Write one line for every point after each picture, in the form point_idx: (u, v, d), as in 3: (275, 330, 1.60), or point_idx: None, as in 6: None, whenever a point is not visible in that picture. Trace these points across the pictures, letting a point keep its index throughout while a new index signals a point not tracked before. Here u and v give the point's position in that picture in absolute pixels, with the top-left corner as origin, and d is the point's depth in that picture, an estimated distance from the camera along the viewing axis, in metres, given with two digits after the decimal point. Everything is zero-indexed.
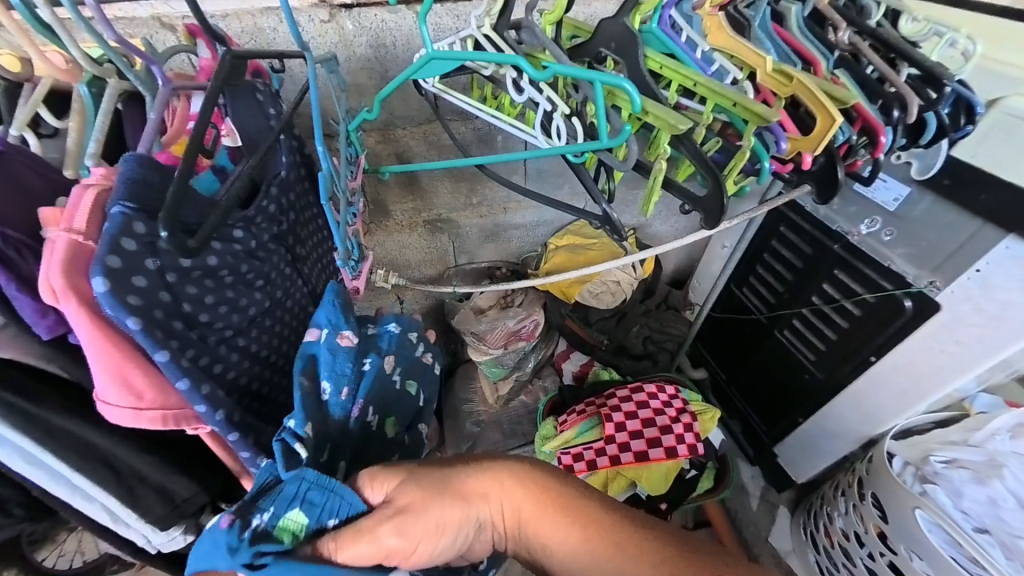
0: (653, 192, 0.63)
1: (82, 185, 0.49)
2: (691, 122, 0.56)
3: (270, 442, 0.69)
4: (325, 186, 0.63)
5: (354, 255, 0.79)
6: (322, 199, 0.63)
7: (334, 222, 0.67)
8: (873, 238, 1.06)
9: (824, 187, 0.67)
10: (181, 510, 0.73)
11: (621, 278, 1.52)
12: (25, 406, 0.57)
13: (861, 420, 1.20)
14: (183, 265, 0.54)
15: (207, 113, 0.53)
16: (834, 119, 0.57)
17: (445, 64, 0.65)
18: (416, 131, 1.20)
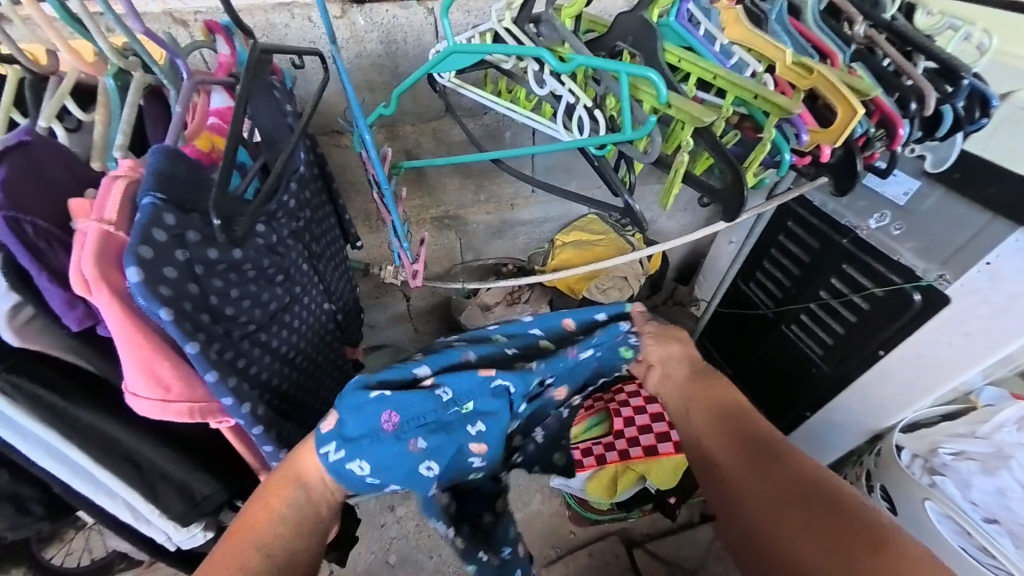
0: (673, 186, 0.63)
1: (110, 177, 0.49)
2: (715, 114, 0.57)
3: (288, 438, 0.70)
4: (383, 176, 0.78)
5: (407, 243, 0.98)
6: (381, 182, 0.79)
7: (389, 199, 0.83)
8: (882, 232, 1.07)
9: (841, 179, 0.67)
10: (201, 507, 0.72)
11: (627, 274, 1.51)
12: (52, 400, 0.57)
13: (868, 412, 1.23)
14: (210, 258, 0.54)
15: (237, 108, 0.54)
16: (855, 110, 0.58)
17: (464, 58, 0.65)
18: (425, 128, 1.20)
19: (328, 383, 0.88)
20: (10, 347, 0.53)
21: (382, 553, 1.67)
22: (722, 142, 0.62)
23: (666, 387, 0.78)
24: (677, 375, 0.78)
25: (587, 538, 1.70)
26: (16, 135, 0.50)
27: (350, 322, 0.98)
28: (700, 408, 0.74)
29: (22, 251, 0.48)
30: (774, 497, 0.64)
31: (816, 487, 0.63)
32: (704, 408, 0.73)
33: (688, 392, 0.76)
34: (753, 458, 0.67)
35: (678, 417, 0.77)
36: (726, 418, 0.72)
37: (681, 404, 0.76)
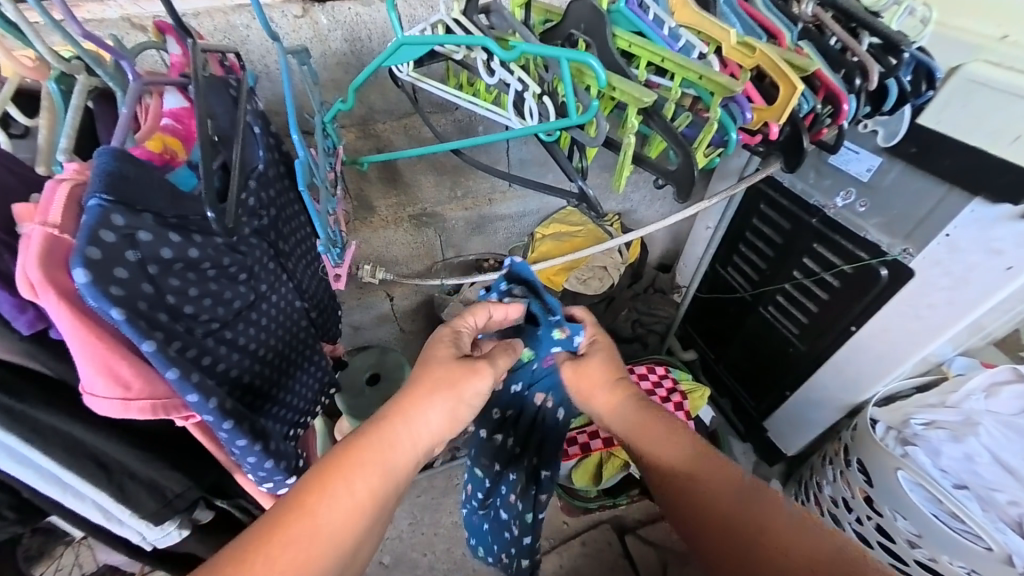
0: (623, 167, 0.62)
1: (55, 180, 0.48)
2: (656, 95, 0.57)
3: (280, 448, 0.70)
4: (301, 174, 0.61)
5: (337, 242, 0.76)
6: (299, 186, 0.61)
7: (312, 209, 0.65)
8: (848, 210, 1.09)
9: (790, 157, 0.68)
10: (176, 505, 0.65)
11: (607, 263, 1.54)
12: (7, 403, 0.51)
13: (844, 388, 1.27)
14: (164, 257, 0.53)
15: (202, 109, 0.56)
16: (795, 87, 0.59)
17: (417, 49, 0.65)
18: (397, 125, 1.21)
19: (305, 380, 0.88)
20: None
21: (378, 552, 1.70)
22: (674, 125, 0.63)
23: (621, 420, 0.80)
24: (625, 414, 0.80)
25: (580, 527, 1.73)
26: None
27: (325, 320, 0.98)
28: (677, 453, 0.73)
29: None
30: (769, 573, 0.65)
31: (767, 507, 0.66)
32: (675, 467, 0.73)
33: (642, 432, 0.77)
34: (708, 518, 0.69)
35: (647, 451, 0.76)
36: (682, 467, 0.72)
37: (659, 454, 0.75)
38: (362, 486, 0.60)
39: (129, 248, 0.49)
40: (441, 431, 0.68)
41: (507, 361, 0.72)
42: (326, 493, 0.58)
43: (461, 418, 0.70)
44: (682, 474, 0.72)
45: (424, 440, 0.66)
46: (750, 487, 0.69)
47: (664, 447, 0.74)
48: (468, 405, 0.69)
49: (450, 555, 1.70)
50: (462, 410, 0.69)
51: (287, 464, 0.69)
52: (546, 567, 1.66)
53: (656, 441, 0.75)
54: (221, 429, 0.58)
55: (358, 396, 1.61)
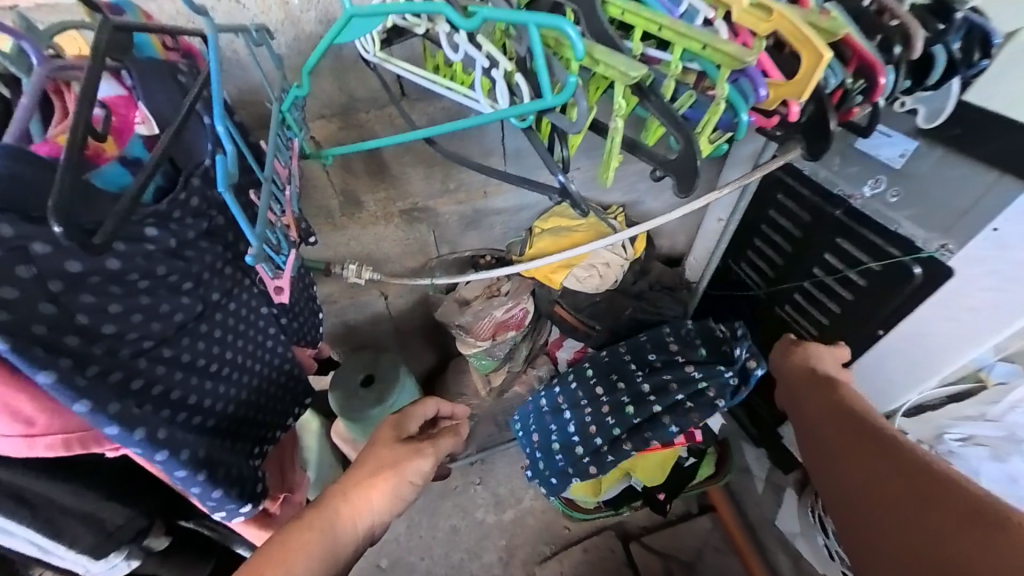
0: (611, 158, 0.53)
1: None
2: (646, 68, 0.47)
3: (240, 474, 0.64)
4: (221, 173, 0.50)
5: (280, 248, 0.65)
6: (220, 189, 0.51)
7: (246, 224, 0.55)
8: (878, 200, 0.98)
9: (814, 141, 0.58)
10: (119, 537, 0.59)
11: (610, 260, 1.42)
12: None
13: (869, 397, 1.16)
14: (72, 271, 0.46)
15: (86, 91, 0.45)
16: (821, 57, 0.48)
17: (373, 21, 0.56)
18: (381, 114, 1.12)
19: (275, 394, 0.82)
20: None
21: (374, 555, 1.67)
22: (674, 107, 0.53)
23: (799, 380, 1.00)
24: (795, 373, 1.02)
25: (583, 532, 1.68)
26: None
27: (303, 324, 0.91)
28: (818, 401, 0.94)
29: None
30: (870, 498, 0.80)
31: (871, 443, 0.83)
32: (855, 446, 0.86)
33: (804, 389, 0.98)
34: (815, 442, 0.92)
35: (801, 399, 0.98)
36: (826, 408, 0.92)
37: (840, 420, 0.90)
38: (320, 546, 0.66)
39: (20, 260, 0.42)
40: (381, 511, 0.75)
41: (446, 442, 0.88)
42: (285, 553, 0.63)
43: (398, 500, 0.78)
44: (821, 409, 0.93)
45: (374, 513, 0.75)
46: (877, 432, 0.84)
47: (813, 396, 0.95)
48: (408, 485, 0.79)
49: (448, 559, 1.66)
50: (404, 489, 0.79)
51: (241, 491, 0.63)
52: (546, 573, 1.61)
53: (812, 394, 0.96)
54: (156, 460, 0.53)
55: (352, 397, 1.57)
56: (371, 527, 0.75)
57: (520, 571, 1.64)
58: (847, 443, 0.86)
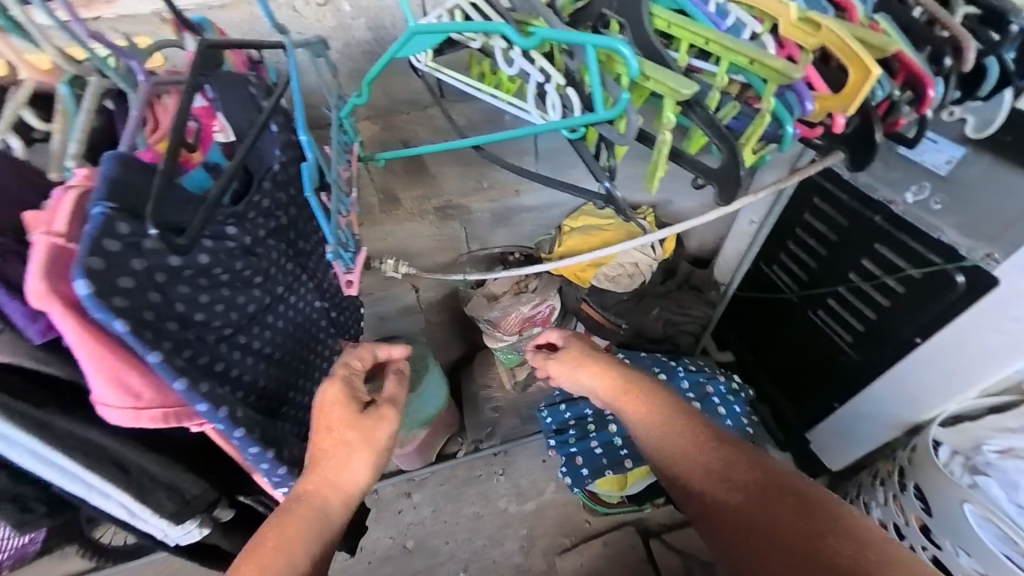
0: (656, 168, 0.56)
1: (64, 187, 0.47)
2: (696, 85, 0.50)
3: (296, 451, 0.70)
4: (306, 178, 0.58)
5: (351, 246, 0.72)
6: (306, 191, 0.59)
7: (324, 220, 0.63)
8: (920, 207, 0.97)
9: (858, 153, 0.59)
10: (193, 506, 0.65)
11: (639, 261, 1.45)
12: (25, 410, 0.51)
13: (904, 405, 1.15)
14: (172, 265, 0.53)
15: (184, 107, 0.52)
16: (870, 70, 0.49)
17: (433, 37, 0.59)
18: (420, 116, 1.17)
19: (323, 381, 0.87)
20: None
21: (400, 537, 1.74)
22: (717, 117, 0.55)
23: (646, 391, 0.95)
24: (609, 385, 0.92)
25: (602, 527, 1.72)
26: None
27: (348, 316, 0.96)
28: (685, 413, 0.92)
29: None
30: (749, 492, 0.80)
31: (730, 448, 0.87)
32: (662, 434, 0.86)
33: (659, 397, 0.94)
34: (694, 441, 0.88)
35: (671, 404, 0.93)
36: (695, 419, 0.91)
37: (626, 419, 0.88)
38: (302, 535, 0.62)
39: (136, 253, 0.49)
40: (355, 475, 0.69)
41: (399, 388, 0.78)
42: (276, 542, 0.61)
43: (368, 460, 0.70)
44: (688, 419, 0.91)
45: (347, 482, 0.69)
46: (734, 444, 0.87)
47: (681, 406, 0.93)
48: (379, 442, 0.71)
49: (471, 545, 1.72)
50: (370, 445, 0.71)
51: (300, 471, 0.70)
52: (566, 564, 1.65)
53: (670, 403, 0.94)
54: (234, 436, 0.59)
55: None
56: (348, 494, 0.69)
57: (540, 561, 1.68)
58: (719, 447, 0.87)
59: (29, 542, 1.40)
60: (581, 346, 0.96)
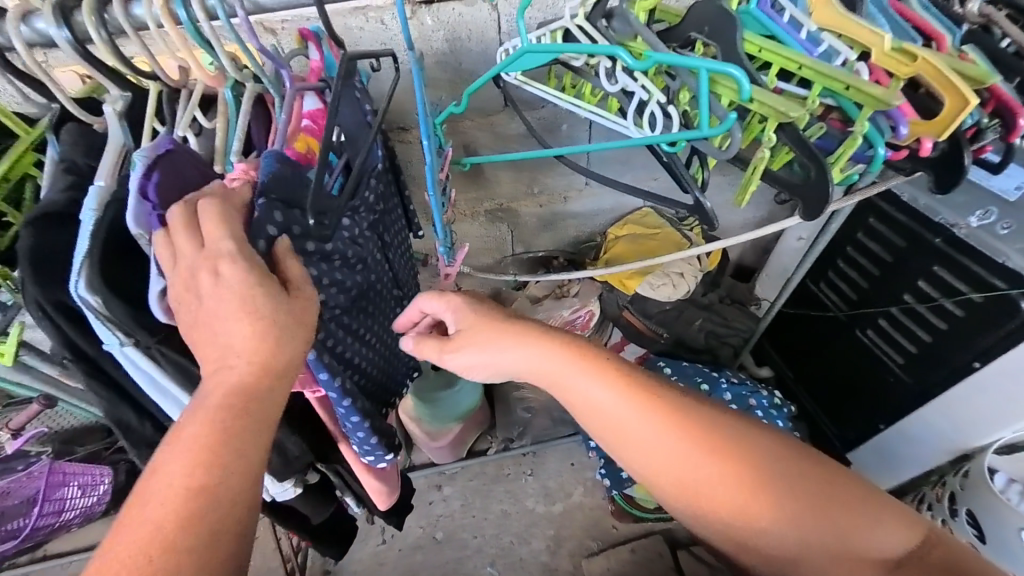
0: (751, 183, 0.63)
1: (232, 179, 0.57)
2: (803, 108, 0.55)
3: (381, 426, 0.77)
4: (432, 177, 0.71)
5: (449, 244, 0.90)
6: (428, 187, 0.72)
7: (437, 206, 0.75)
8: (985, 230, 0.96)
9: (944, 175, 0.62)
10: (293, 465, 0.78)
11: (684, 270, 1.47)
12: (190, 368, 0.63)
13: (957, 430, 1.13)
14: (307, 250, 0.61)
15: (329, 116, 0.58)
16: (967, 101, 0.53)
17: (538, 57, 0.65)
18: (484, 122, 1.23)
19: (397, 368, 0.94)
20: (156, 322, 0.58)
21: (430, 528, 1.79)
22: (807, 137, 0.59)
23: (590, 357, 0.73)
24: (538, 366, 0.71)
25: (630, 533, 1.73)
26: (161, 144, 0.54)
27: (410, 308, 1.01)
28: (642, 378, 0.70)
29: (168, 243, 0.53)
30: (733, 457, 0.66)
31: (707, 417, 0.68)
32: (646, 414, 0.67)
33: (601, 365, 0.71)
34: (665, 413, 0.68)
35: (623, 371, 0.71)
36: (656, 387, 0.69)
37: (590, 400, 0.69)
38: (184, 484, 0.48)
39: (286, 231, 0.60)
40: (252, 406, 0.53)
41: (293, 273, 0.56)
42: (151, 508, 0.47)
43: (266, 380, 0.54)
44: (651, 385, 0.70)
45: (241, 422, 0.52)
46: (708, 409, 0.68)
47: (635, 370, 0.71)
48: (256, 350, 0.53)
49: (499, 541, 1.75)
50: (271, 361, 0.54)
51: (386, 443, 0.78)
52: (593, 568, 1.67)
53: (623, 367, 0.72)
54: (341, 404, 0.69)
55: (424, 379, 1.70)
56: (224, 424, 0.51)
57: (567, 562, 1.71)
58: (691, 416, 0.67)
59: (94, 504, 1.45)
60: (496, 314, 0.76)
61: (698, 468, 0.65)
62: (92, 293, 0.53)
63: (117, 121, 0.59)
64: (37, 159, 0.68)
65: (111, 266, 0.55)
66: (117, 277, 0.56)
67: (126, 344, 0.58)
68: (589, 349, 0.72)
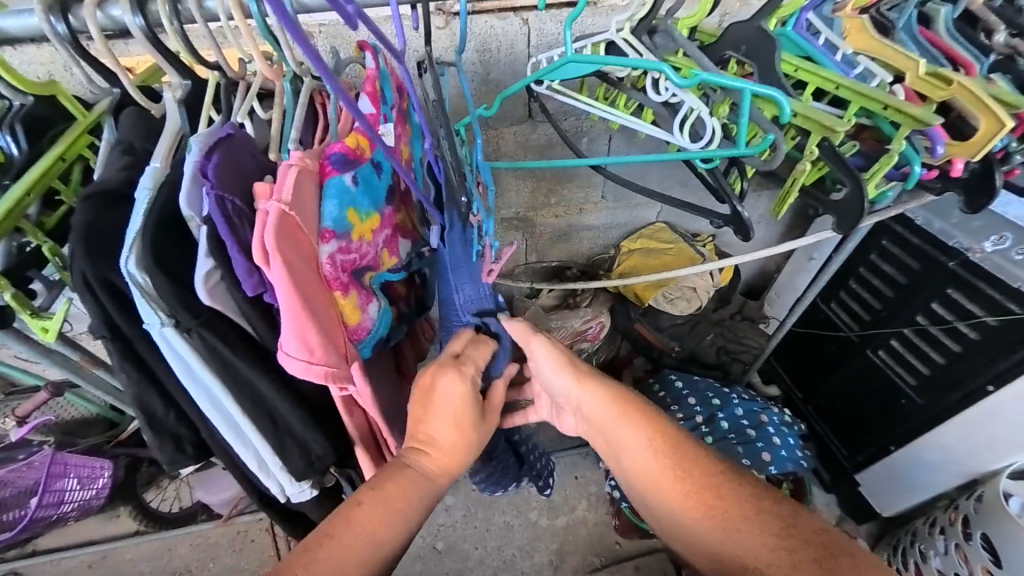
0: (789, 195, 0.68)
1: (286, 164, 0.57)
2: (847, 125, 0.58)
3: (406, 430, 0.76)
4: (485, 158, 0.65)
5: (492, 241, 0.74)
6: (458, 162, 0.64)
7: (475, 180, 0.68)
8: (1000, 256, 0.98)
9: (975, 196, 0.64)
10: (315, 467, 0.77)
11: (698, 285, 1.49)
12: (225, 353, 0.63)
13: (971, 454, 1.14)
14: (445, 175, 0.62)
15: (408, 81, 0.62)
16: (1003, 124, 0.55)
17: (582, 66, 0.68)
18: (508, 132, 1.25)
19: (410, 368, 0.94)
20: (202, 304, 0.59)
21: (431, 537, 1.75)
22: (842, 152, 0.63)
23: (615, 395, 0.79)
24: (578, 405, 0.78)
25: (634, 550, 1.71)
26: (223, 130, 0.57)
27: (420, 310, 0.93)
28: (658, 420, 0.76)
29: (223, 224, 0.54)
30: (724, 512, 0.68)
31: (707, 470, 0.71)
32: (657, 467, 0.72)
33: (619, 413, 0.76)
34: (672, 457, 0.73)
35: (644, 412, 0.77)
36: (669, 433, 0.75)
37: (613, 437, 0.76)
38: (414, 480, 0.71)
39: (349, 222, 0.63)
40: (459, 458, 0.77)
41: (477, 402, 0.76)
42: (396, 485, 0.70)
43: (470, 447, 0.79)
44: (667, 429, 0.75)
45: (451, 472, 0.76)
46: (714, 467, 0.72)
47: (653, 413, 0.77)
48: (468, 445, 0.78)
49: (501, 554, 1.72)
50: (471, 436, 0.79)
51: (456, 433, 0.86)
52: None
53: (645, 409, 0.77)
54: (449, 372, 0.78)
55: None
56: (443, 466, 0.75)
57: None
58: (697, 462, 0.72)
59: (91, 498, 1.42)
60: (559, 350, 0.77)
61: (698, 523, 0.69)
62: (141, 272, 0.55)
63: (177, 106, 0.60)
64: (91, 142, 0.70)
65: (161, 244, 0.56)
66: (167, 256, 0.57)
67: (166, 326, 0.59)
68: (619, 392, 0.78)
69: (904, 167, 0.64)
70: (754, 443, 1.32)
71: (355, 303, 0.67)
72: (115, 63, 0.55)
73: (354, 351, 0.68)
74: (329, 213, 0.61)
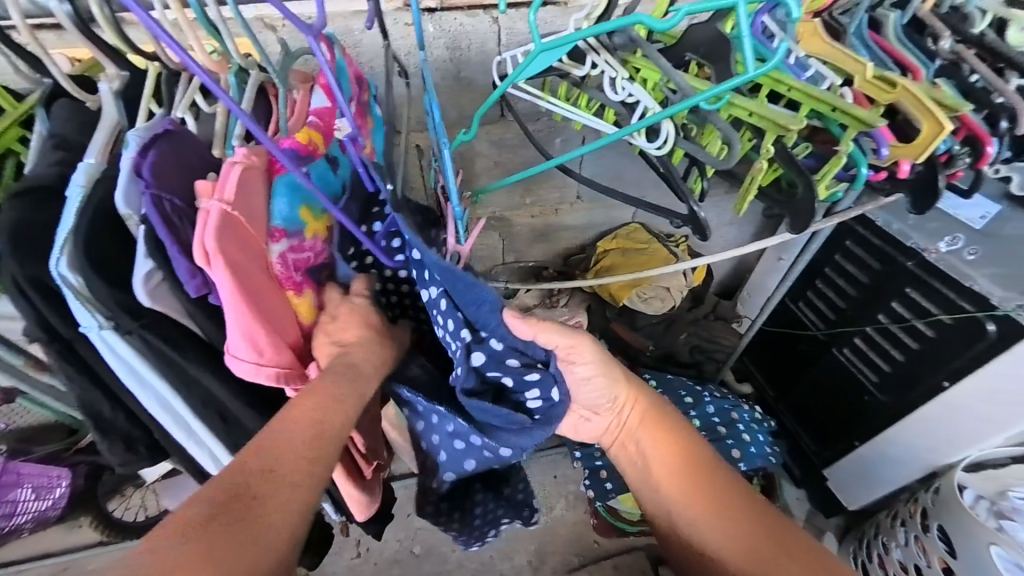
0: (748, 191, 0.67)
1: (230, 162, 0.55)
2: (802, 123, 0.59)
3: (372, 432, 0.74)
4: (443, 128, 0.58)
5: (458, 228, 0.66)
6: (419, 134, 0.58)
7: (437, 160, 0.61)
8: (954, 256, 1.02)
9: (922, 197, 0.66)
10: None
11: (671, 285, 1.51)
12: (170, 355, 0.61)
13: (930, 448, 1.17)
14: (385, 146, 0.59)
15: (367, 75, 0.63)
16: (942, 127, 0.57)
17: (541, 62, 0.66)
18: (481, 131, 1.24)
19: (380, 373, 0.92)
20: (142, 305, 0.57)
21: (409, 541, 1.73)
22: (795, 154, 0.64)
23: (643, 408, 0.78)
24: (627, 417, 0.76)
25: (612, 549, 1.72)
26: (162, 125, 0.55)
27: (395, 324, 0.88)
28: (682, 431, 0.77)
29: (160, 224, 0.52)
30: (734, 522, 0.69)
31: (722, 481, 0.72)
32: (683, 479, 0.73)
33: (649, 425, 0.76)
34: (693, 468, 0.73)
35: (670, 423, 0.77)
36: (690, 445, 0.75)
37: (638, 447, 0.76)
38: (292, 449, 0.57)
39: (301, 220, 0.61)
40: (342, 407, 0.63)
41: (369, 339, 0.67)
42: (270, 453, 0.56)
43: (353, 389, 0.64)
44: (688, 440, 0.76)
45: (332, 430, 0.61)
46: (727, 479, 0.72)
47: (678, 424, 0.78)
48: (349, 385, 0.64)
49: (480, 556, 1.71)
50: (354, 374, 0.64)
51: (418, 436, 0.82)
52: None
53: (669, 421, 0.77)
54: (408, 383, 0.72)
55: None
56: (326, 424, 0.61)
57: None
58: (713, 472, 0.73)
59: (48, 508, 1.37)
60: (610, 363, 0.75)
61: (715, 537, 0.69)
62: (73, 272, 0.52)
63: (112, 98, 0.58)
64: (21, 135, 0.67)
65: (94, 243, 0.53)
66: (102, 254, 0.54)
67: (105, 328, 0.56)
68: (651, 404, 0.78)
69: (853, 167, 0.65)
70: (725, 441, 1.34)
71: (310, 302, 0.65)
72: (45, 53, 0.52)
73: (308, 352, 0.66)
74: (279, 211, 0.60)
